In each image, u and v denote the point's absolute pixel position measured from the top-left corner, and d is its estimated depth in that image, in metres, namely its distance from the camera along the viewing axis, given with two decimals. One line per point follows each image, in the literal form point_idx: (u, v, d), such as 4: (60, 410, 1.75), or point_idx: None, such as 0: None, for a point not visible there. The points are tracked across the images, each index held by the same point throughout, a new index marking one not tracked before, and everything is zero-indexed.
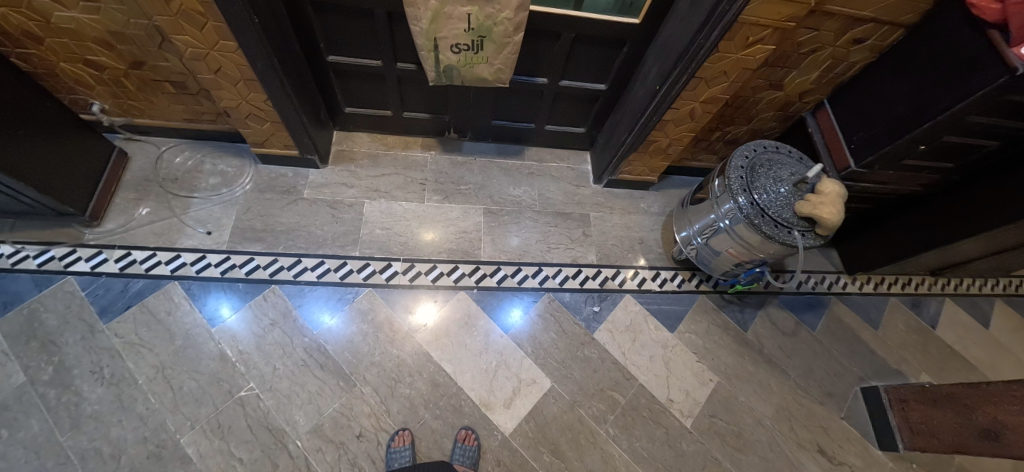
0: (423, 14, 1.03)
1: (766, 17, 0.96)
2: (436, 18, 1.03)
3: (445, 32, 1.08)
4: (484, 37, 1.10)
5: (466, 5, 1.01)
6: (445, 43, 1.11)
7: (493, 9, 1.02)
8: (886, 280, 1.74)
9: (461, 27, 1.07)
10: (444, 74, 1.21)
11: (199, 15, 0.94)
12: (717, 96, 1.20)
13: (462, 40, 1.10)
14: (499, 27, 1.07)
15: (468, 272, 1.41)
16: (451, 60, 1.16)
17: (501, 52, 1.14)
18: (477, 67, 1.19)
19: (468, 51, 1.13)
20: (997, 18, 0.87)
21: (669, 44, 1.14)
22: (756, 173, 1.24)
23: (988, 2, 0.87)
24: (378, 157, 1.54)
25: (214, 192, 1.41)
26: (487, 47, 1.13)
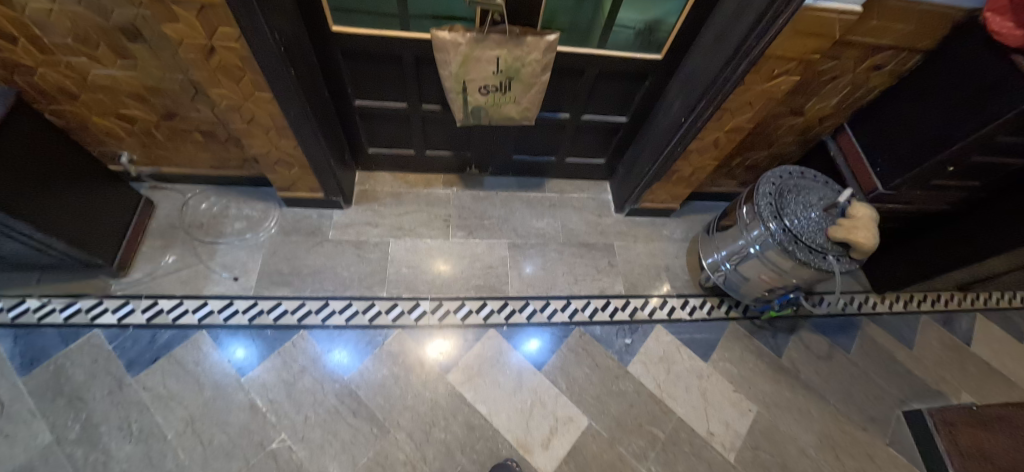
0: (454, 58, 1.06)
1: (790, 50, 0.98)
2: (466, 61, 1.07)
3: (474, 73, 1.10)
4: (511, 79, 1.12)
5: (495, 48, 1.04)
6: (474, 85, 1.12)
7: (521, 52, 1.06)
8: (914, 298, 1.72)
9: (490, 70, 1.09)
10: (472, 115, 1.21)
11: (237, 68, 0.96)
12: (742, 125, 1.21)
13: (491, 81, 1.11)
14: (527, 68, 1.09)
15: (496, 309, 1.39)
16: (479, 101, 1.16)
17: (529, 91, 1.15)
18: (504, 106, 1.19)
19: (496, 92, 1.15)
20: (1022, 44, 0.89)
21: (692, 77, 1.16)
22: (785, 198, 1.23)
23: (1010, 29, 0.89)
24: (401, 195, 1.54)
25: (240, 237, 1.41)
26: (514, 89, 1.14)
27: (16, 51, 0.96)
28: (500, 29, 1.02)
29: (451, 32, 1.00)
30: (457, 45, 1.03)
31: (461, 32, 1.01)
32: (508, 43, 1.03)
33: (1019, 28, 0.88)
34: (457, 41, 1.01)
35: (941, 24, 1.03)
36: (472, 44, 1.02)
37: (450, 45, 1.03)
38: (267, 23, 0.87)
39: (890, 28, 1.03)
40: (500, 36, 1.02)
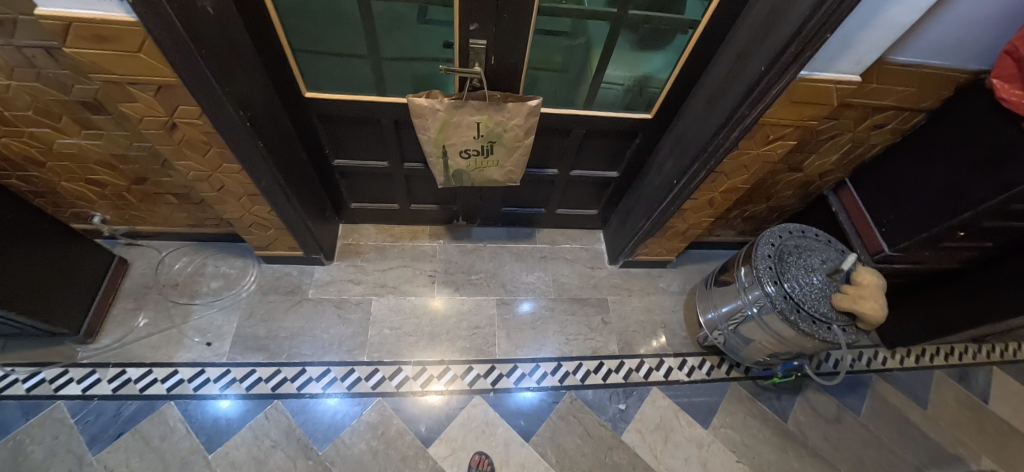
0: (433, 124, 1.01)
1: (786, 117, 0.93)
2: (445, 126, 1.01)
3: (454, 138, 1.05)
4: (494, 143, 1.06)
5: (475, 113, 0.99)
6: (455, 149, 1.07)
7: (502, 117, 1.01)
8: (926, 351, 1.63)
9: (471, 135, 1.04)
10: (454, 176, 1.15)
11: (202, 142, 0.92)
12: (737, 186, 1.15)
13: (472, 145, 1.06)
14: (510, 133, 1.04)
15: (483, 373, 1.32)
16: (460, 164, 1.11)
17: (513, 154, 1.10)
18: (487, 170, 1.14)
19: (478, 156, 1.09)
20: None
21: (683, 139, 1.10)
22: (786, 262, 1.16)
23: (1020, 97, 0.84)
24: (386, 249, 1.49)
25: (216, 297, 1.35)
26: (497, 152, 1.09)
27: None
28: (481, 93, 0.99)
29: (429, 99, 0.95)
30: (435, 111, 0.98)
31: (439, 99, 0.96)
32: (488, 108, 0.98)
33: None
34: (435, 108, 0.96)
35: (945, 85, 0.98)
36: (451, 110, 0.97)
37: (428, 111, 0.98)
38: (229, 99, 0.83)
39: (891, 90, 0.98)
40: (480, 101, 0.98)
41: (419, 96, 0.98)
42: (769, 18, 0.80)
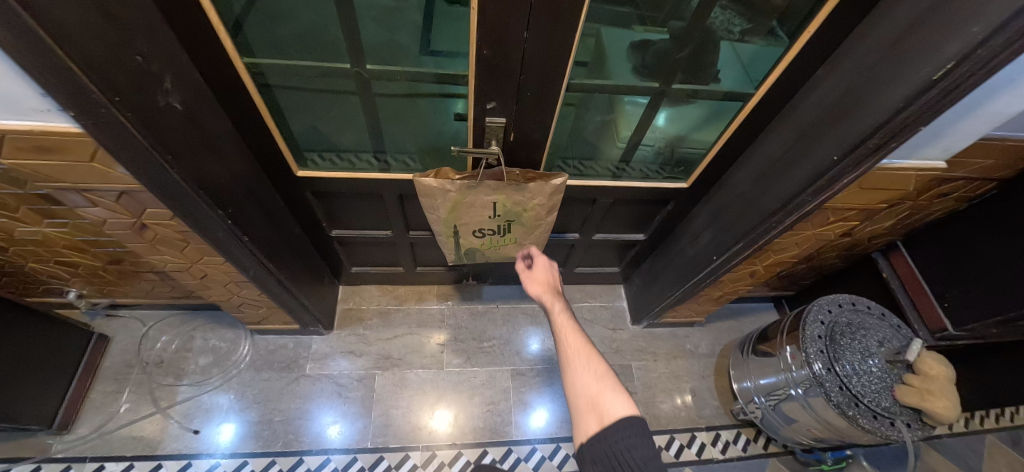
0: (443, 204, 0.88)
1: (852, 202, 0.80)
2: (457, 207, 0.88)
3: (466, 217, 0.92)
4: (511, 221, 0.94)
5: (491, 195, 0.85)
6: (467, 228, 0.94)
7: (522, 198, 0.87)
8: (976, 413, 1.50)
9: (486, 215, 0.91)
10: (466, 254, 1.03)
11: (178, 239, 0.79)
12: (783, 260, 1.02)
13: (487, 225, 0.94)
14: (530, 212, 0.92)
15: (499, 458, 1.19)
16: (473, 243, 0.99)
17: (532, 232, 0.98)
18: (503, 247, 1.01)
19: (493, 235, 0.97)
20: None
21: (723, 212, 0.98)
22: (839, 344, 1.04)
23: None
24: (390, 314, 1.37)
25: (205, 376, 1.24)
26: (515, 230, 0.97)
27: None
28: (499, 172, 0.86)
29: (440, 179, 0.82)
30: (446, 192, 0.84)
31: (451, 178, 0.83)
32: (505, 189, 0.85)
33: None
34: (445, 190, 0.83)
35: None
36: (463, 192, 0.83)
37: (438, 192, 0.84)
38: (209, 200, 0.71)
39: (967, 163, 0.84)
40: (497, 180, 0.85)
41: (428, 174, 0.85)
42: (842, 100, 0.67)
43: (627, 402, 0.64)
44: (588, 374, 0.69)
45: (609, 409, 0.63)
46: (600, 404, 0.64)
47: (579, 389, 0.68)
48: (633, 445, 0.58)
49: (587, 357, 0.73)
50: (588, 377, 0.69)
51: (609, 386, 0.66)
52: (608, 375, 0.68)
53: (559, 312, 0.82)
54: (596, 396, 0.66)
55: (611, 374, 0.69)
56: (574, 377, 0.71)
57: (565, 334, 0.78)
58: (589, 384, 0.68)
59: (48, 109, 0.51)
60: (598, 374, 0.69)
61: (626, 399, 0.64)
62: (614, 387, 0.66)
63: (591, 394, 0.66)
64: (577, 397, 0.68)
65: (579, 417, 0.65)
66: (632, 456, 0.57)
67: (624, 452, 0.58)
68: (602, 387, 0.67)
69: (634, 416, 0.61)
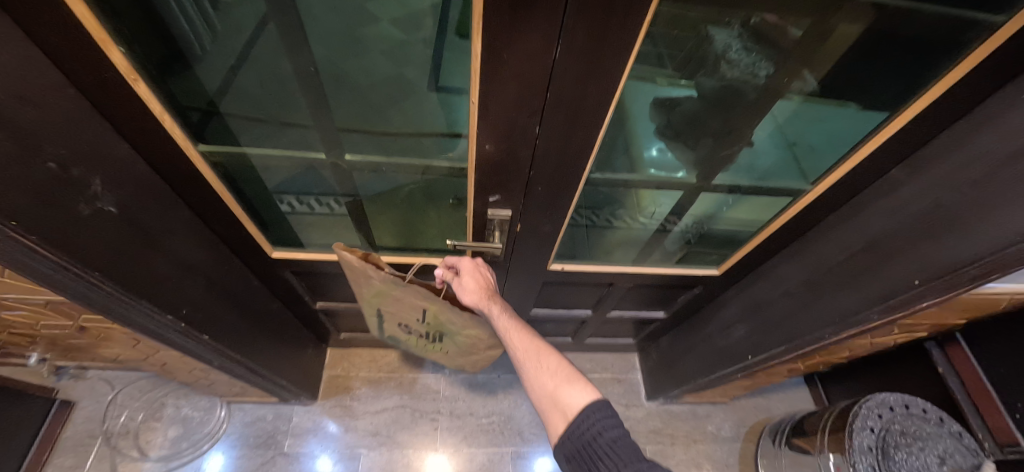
0: (364, 286, 0.70)
1: (929, 319, 0.65)
2: (380, 296, 0.71)
3: (391, 307, 0.75)
4: (443, 332, 0.78)
5: (422, 299, 0.69)
6: (392, 319, 0.79)
7: (457, 317, 0.71)
8: None
9: (414, 315, 0.75)
10: (390, 336, 0.90)
11: (127, 338, 0.68)
12: (831, 361, 0.88)
13: (415, 326, 0.79)
14: (463, 333, 0.77)
15: None
16: (398, 334, 0.85)
17: (463, 352, 0.85)
18: (429, 350, 0.88)
19: (419, 335, 0.83)
20: None
21: (766, 310, 0.83)
22: (894, 460, 0.89)
23: None
24: (382, 383, 1.27)
25: (173, 451, 1.12)
26: (448, 343, 0.83)
27: None
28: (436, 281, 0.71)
29: (360, 259, 0.63)
30: (366, 277, 0.66)
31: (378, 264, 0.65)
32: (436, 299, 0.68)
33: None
34: (367, 275, 0.64)
35: None
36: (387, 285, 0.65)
37: (360, 273, 0.66)
38: (158, 308, 0.59)
39: None
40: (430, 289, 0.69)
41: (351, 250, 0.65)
42: (930, 216, 0.54)
43: (590, 390, 0.54)
44: (542, 372, 0.58)
45: (573, 405, 0.52)
46: (563, 404, 0.53)
47: (536, 392, 0.57)
48: (601, 430, 0.49)
49: (539, 350, 0.61)
50: (544, 377, 0.57)
51: (567, 379, 0.56)
52: (562, 369, 0.57)
53: (495, 307, 0.66)
54: (554, 395, 0.55)
55: (569, 363, 0.58)
56: (528, 378, 0.59)
57: (508, 332, 0.63)
58: (545, 382, 0.57)
59: None
60: (552, 368, 0.58)
61: (588, 386, 0.55)
62: (575, 376, 0.56)
63: (550, 393, 0.55)
64: (538, 399, 0.57)
65: (545, 420, 0.56)
66: (600, 443, 0.48)
67: (591, 445, 0.48)
68: (563, 382, 0.55)
69: (599, 400, 0.52)
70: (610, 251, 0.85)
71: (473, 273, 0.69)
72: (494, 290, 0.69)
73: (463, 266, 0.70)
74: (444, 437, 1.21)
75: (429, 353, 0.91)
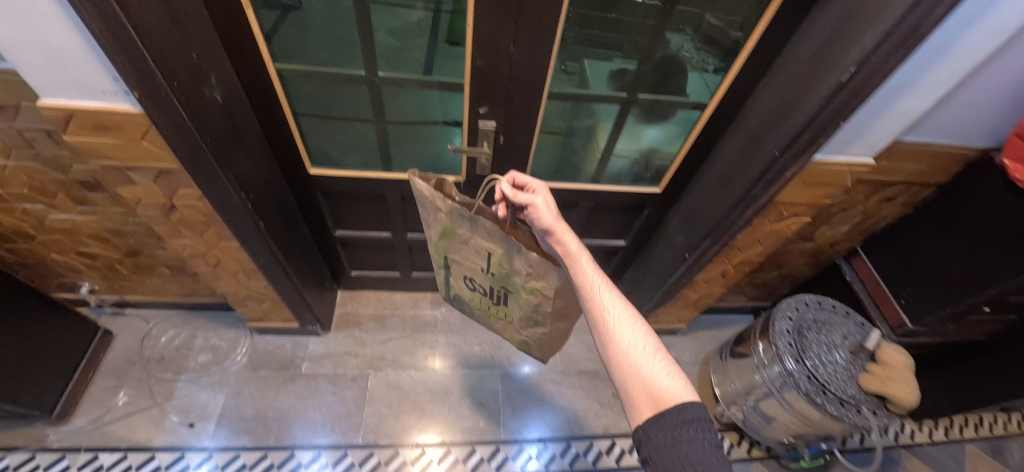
0: (433, 222, 0.75)
1: (802, 198, 0.91)
2: (446, 235, 0.75)
3: (457, 252, 0.78)
4: (505, 289, 0.77)
5: (485, 240, 0.69)
6: (459, 269, 0.81)
7: (522, 266, 0.69)
8: (955, 423, 1.54)
9: (478, 265, 0.76)
10: (456, 297, 0.93)
11: (201, 223, 0.87)
12: (750, 259, 1.12)
13: (479, 279, 0.80)
14: (525, 291, 0.74)
15: (486, 456, 1.23)
16: (464, 289, 0.86)
17: (526, 321, 0.81)
18: (491, 314, 0.88)
19: (483, 294, 0.83)
20: None
21: (696, 214, 1.07)
22: (806, 338, 1.11)
23: None
24: (386, 318, 1.45)
25: (203, 373, 1.28)
26: (511, 305, 0.80)
27: None
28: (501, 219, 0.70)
29: (433, 188, 0.68)
30: (436, 209, 0.71)
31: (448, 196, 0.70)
32: (501, 240, 0.68)
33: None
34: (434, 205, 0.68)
35: (953, 161, 0.98)
36: (452, 217, 0.68)
37: (429, 204, 0.72)
38: (233, 183, 0.80)
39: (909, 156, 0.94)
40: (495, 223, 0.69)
41: (426, 181, 0.72)
42: (781, 106, 0.79)
43: (684, 383, 0.53)
44: (634, 358, 0.56)
45: (666, 390, 0.52)
46: (652, 386, 0.52)
47: (626, 372, 0.55)
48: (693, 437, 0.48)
49: (630, 327, 0.59)
50: (632, 356, 0.56)
51: (664, 373, 0.54)
52: (659, 360, 0.55)
53: (583, 262, 0.65)
54: (646, 383, 0.53)
55: (663, 349, 0.57)
56: (614, 350, 0.58)
57: (598, 297, 0.62)
58: (636, 369, 0.55)
59: (117, 92, 0.62)
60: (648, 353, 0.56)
61: (682, 379, 0.54)
62: (668, 362, 0.55)
63: (639, 373, 0.54)
64: (621, 373, 0.56)
65: (628, 401, 0.54)
66: (689, 445, 0.47)
67: (680, 444, 0.47)
68: (655, 366, 0.55)
69: (694, 397, 0.51)
70: (567, 172, 1.09)
71: (549, 212, 0.67)
72: (573, 235, 0.67)
73: (535, 198, 0.67)
74: (442, 361, 1.39)
75: (493, 322, 0.91)
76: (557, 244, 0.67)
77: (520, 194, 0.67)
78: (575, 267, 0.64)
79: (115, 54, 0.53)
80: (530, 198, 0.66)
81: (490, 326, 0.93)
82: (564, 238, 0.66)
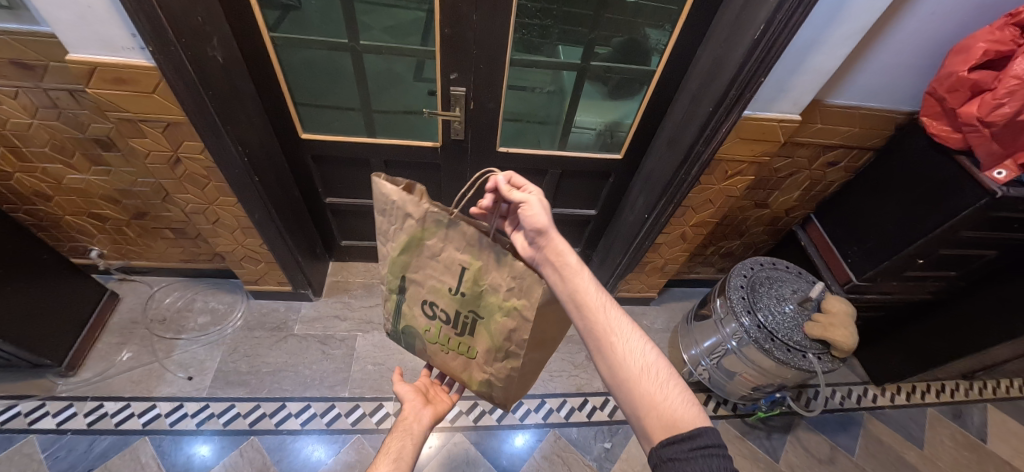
0: (394, 235, 0.63)
1: (740, 154, 1.02)
2: (411, 247, 0.63)
3: (418, 269, 0.67)
4: (474, 315, 0.67)
5: (461, 251, 0.61)
6: (420, 292, 0.70)
7: (502, 280, 0.60)
8: (917, 388, 1.62)
9: (445, 284, 0.66)
10: (407, 331, 0.78)
11: (202, 177, 0.98)
12: (706, 220, 1.23)
13: (444, 303, 0.68)
14: (499, 319, 0.64)
15: (465, 410, 1.32)
16: (421, 319, 0.74)
17: (493, 357, 0.70)
18: (450, 351, 0.75)
19: (444, 321, 0.71)
20: (961, 145, 0.92)
21: (653, 177, 1.17)
22: (758, 291, 1.20)
23: (948, 132, 0.93)
24: (374, 286, 1.55)
25: (202, 332, 1.37)
26: (475, 336, 0.69)
27: None
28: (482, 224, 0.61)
29: (404, 191, 0.57)
30: (404, 216, 0.60)
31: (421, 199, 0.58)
32: (482, 251, 0.59)
33: (955, 132, 0.92)
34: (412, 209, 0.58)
35: (882, 125, 1.07)
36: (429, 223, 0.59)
37: (397, 211, 0.60)
38: (231, 138, 0.91)
39: (840, 122, 1.05)
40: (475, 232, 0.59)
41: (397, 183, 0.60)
42: (714, 68, 0.90)
43: (695, 406, 0.54)
44: (647, 384, 0.54)
45: (680, 413, 0.52)
46: (667, 409, 0.52)
47: (640, 400, 0.54)
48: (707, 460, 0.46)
49: (640, 349, 0.57)
50: (646, 380, 0.55)
51: (675, 399, 0.53)
52: (670, 385, 0.55)
53: (583, 278, 0.61)
54: (662, 410, 0.52)
55: (674, 372, 0.56)
56: (626, 373, 0.56)
57: (606, 316, 0.59)
58: (650, 393, 0.54)
59: (134, 47, 0.74)
60: (660, 379, 0.55)
61: (693, 401, 0.54)
62: (678, 385, 0.55)
63: (653, 397, 0.53)
64: (632, 397, 0.55)
65: (643, 428, 0.54)
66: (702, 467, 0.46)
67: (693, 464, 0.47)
68: (667, 390, 0.54)
69: (706, 419, 0.51)
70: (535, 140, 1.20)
71: (545, 213, 0.62)
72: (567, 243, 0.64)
73: (530, 197, 0.61)
74: None
75: (448, 359, 0.77)
76: (552, 253, 0.64)
77: (515, 192, 0.61)
78: (575, 282, 0.60)
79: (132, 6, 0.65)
80: (525, 197, 0.61)
81: (443, 365, 0.79)
82: (559, 245, 0.63)
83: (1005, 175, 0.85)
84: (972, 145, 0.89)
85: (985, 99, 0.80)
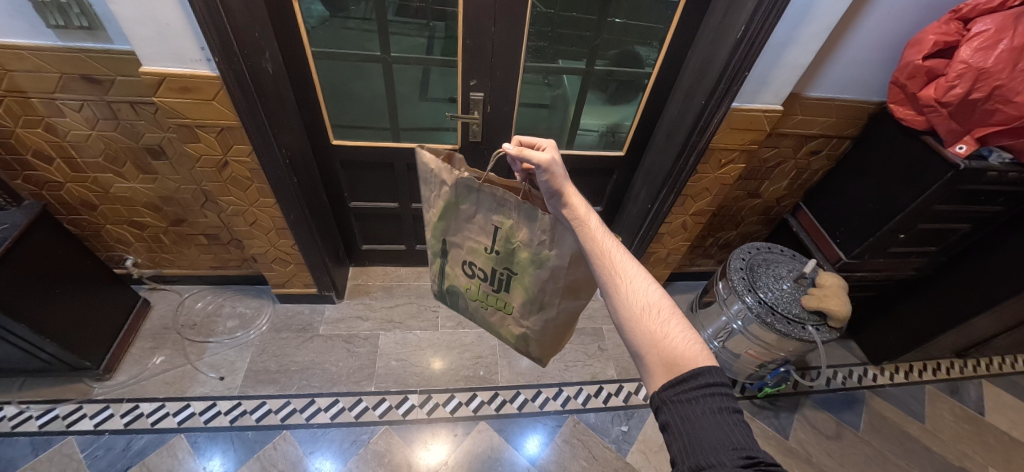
0: (433, 201, 0.68)
1: (732, 142, 1.13)
2: (450, 212, 0.67)
3: (456, 233, 0.71)
4: (509, 271, 0.69)
5: (493, 213, 0.63)
6: (458, 254, 0.74)
7: (531, 236, 0.62)
8: (914, 367, 1.69)
9: (480, 243, 0.69)
10: (450, 292, 0.83)
11: (245, 179, 1.07)
12: (704, 209, 1.33)
13: (482, 263, 0.72)
14: (534, 272, 0.66)
15: (487, 400, 1.37)
16: (462, 280, 0.78)
17: (533, 310, 0.73)
18: (493, 310, 0.79)
19: (482, 279, 0.75)
20: (925, 127, 1.04)
21: (654, 169, 1.28)
22: (756, 271, 1.29)
23: (912, 115, 1.05)
24: (393, 288, 1.65)
25: (231, 335, 1.43)
26: (513, 290, 0.72)
27: (50, 170, 1.09)
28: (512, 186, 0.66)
29: (437, 161, 0.62)
30: (439, 184, 0.64)
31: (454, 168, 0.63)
32: (511, 210, 0.61)
33: (919, 115, 1.05)
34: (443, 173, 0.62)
35: (856, 115, 1.20)
36: (458, 189, 0.63)
37: (433, 179, 0.65)
38: (276, 141, 1.01)
39: (819, 112, 1.17)
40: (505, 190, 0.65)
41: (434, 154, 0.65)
42: (704, 67, 1.02)
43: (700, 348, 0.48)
44: (647, 323, 0.49)
45: (681, 349, 0.46)
46: (668, 347, 0.47)
47: (639, 338, 0.49)
48: (710, 404, 0.42)
49: (647, 289, 0.52)
50: (649, 319, 0.49)
51: (676, 338, 0.47)
52: (672, 326, 0.49)
53: (593, 226, 0.57)
54: (662, 347, 0.47)
55: (677, 312, 0.50)
56: (628, 312, 0.51)
57: (609, 257, 0.55)
58: (650, 332, 0.49)
59: (201, 59, 0.84)
60: (664, 320, 0.49)
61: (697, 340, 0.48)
62: (682, 324, 0.50)
63: (655, 335, 0.48)
64: (634, 336, 0.50)
65: (644, 368, 0.49)
66: (703, 412, 0.41)
67: (696, 409, 0.42)
68: (671, 328, 0.49)
69: (711, 357, 0.46)
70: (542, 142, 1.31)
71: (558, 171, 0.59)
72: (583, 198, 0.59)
73: (545, 157, 0.57)
74: (444, 322, 1.57)
75: (488, 316, 0.81)
76: (563, 208, 0.59)
77: (529, 151, 0.57)
78: (584, 231, 0.56)
79: (206, 20, 0.76)
80: (541, 158, 0.57)
81: (485, 324, 0.83)
82: (574, 201, 0.58)
83: (965, 149, 0.98)
84: (933, 126, 1.02)
85: (940, 83, 0.93)
